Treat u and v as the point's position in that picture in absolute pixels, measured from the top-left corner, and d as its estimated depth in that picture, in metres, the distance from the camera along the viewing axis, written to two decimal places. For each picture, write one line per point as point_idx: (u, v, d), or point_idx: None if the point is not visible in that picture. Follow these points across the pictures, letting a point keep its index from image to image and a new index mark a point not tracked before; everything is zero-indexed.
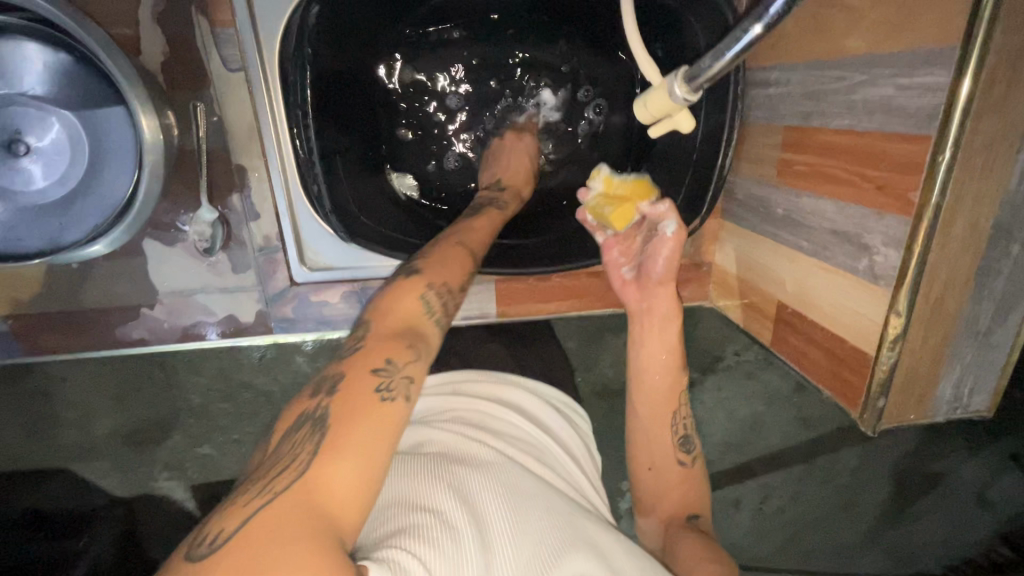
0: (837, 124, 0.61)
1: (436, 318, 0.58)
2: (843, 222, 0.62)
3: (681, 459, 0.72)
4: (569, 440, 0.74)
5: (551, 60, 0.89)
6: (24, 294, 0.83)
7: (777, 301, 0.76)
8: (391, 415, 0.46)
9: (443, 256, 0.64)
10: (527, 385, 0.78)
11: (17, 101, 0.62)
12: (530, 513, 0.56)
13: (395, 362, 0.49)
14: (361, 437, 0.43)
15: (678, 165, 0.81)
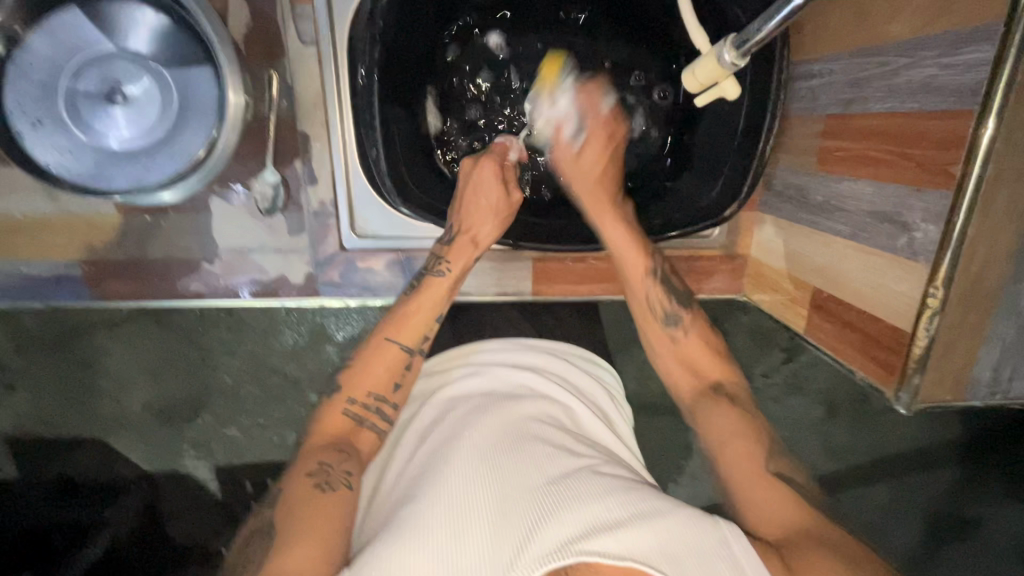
0: (879, 107, 0.63)
1: (380, 407, 0.73)
2: (884, 203, 0.63)
3: (673, 333, 0.79)
4: (591, 394, 0.83)
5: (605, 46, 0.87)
6: (97, 242, 0.90)
7: (814, 288, 0.77)
8: (336, 499, 0.62)
9: (377, 347, 0.75)
10: (554, 349, 0.86)
11: (121, 56, 0.69)
12: (525, 472, 0.64)
13: (330, 461, 0.65)
14: (312, 523, 0.59)
15: (719, 155, 0.83)
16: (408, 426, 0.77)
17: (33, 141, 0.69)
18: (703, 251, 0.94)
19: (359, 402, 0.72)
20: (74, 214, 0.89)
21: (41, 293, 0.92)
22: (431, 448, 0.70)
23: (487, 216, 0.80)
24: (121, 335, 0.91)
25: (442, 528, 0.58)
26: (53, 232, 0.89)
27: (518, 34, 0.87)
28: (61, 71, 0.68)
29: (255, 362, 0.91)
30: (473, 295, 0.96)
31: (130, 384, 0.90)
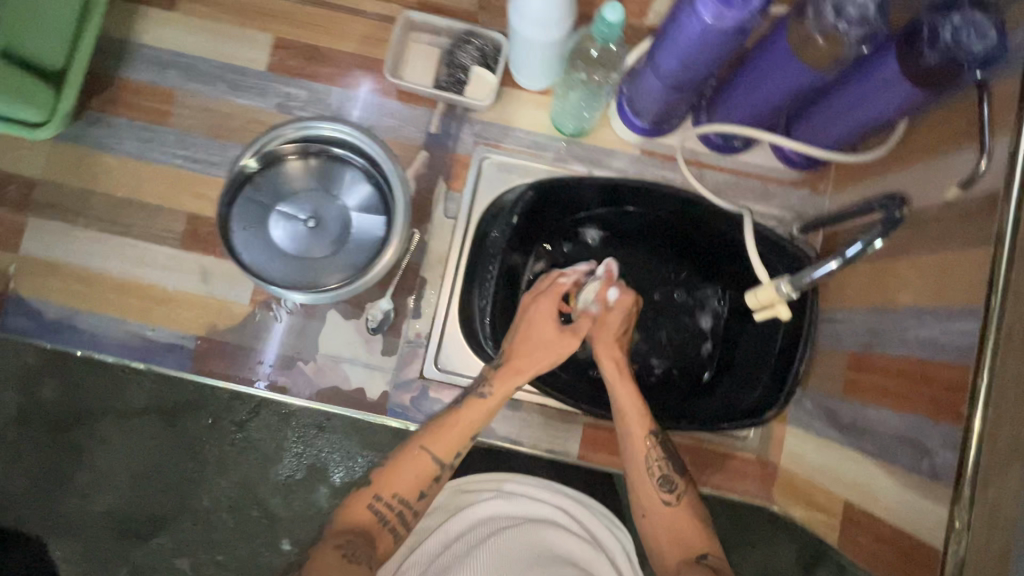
0: (895, 352, 0.80)
1: (402, 513, 0.80)
2: (906, 429, 0.76)
3: (666, 497, 0.82)
4: (602, 540, 0.90)
5: (668, 270, 1.11)
6: (220, 325, 1.04)
7: (843, 500, 0.85)
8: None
9: (412, 455, 0.82)
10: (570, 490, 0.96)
11: (324, 196, 0.96)
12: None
13: (358, 545, 0.74)
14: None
15: (757, 371, 1.00)
16: (432, 535, 0.86)
17: (241, 239, 0.94)
18: (736, 451, 1.04)
19: (384, 501, 0.79)
20: (212, 298, 1.05)
21: (150, 355, 1.04)
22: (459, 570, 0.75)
23: (543, 350, 0.88)
24: (109, 432, 1.05)
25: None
26: (187, 307, 1.05)
27: (611, 252, 1.12)
28: (281, 197, 0.96)
29: (241, 492, 1.04)
30: (523, 447, 1.03)
31: (107, 485, 1.05)
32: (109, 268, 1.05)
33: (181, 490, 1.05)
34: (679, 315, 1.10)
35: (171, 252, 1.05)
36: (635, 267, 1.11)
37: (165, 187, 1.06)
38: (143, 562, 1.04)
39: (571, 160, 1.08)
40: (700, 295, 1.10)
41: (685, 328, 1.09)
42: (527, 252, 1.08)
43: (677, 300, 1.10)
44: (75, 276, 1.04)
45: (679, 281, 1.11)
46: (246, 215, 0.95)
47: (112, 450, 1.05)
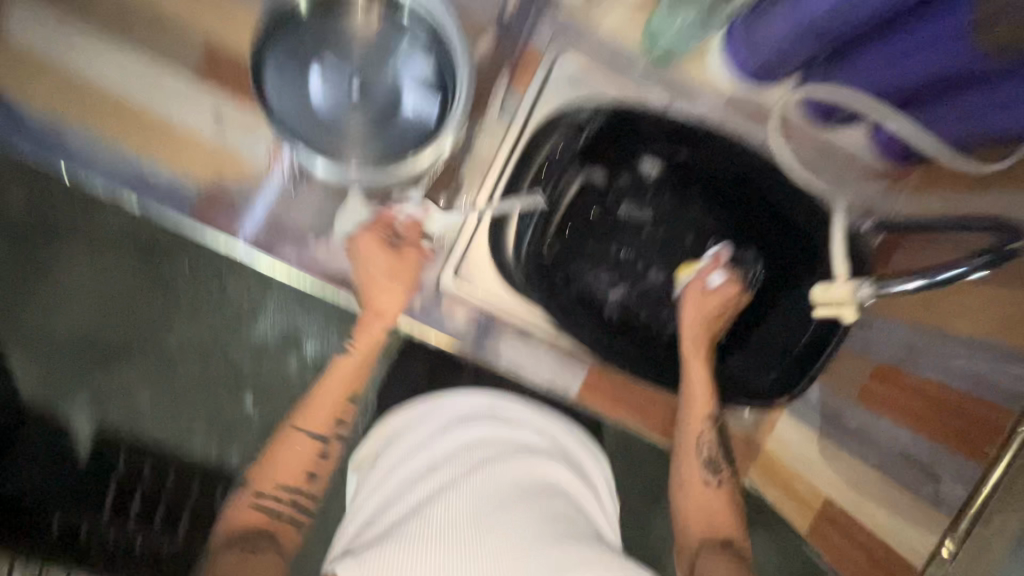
0: (929, 375, 0.78)
1: (294, 501, 0.79)
2: (918, 452, 0.76)
3: (708, 480, 0.89)
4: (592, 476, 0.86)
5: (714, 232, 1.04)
6: (230, 178, 0.96)
7: (824, 496, 0.88)
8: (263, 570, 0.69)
9: (287, 436, 0.83)
10: (560, 420, 0.92)
11: (377, 57, 0.83)
12: (526, 525, 0.64)
13: (258, 543, 0.73)
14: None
15: (773, 356, 0.97)
16: (412, 449, 0.80)
17: (273, 79, 0.81)
18: (730, 427, 1.01)
19: (270, 497, 0.78)
20: (225, 147, 0.95)
21: (146, 192, 0.95)
22: (428, 483, 0.72)
23: (394, 287, 0.92)
24: (74, 252, 0.96)
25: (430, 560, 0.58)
26: (195, 149, 0.94)
27: (664, 188, 0.98)
28: (329, 43, 0.82)
29: (211, 341, 0.99)
30: (524, 374, 1.01)
31: (72, 304, 0.97)
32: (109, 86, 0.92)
33: (152, 329, 0.98)
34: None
35: (184, 85, 0.93)
36: None
37: (185, 7, 0.91)
38: (97, 394, 0.98)
39: (652, 88, 0.97)
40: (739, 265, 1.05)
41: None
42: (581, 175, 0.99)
43: (715, 257, 1.01)
44: (68, 86, 0.91)
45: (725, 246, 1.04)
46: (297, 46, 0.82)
47: (79, 271, 0.96)
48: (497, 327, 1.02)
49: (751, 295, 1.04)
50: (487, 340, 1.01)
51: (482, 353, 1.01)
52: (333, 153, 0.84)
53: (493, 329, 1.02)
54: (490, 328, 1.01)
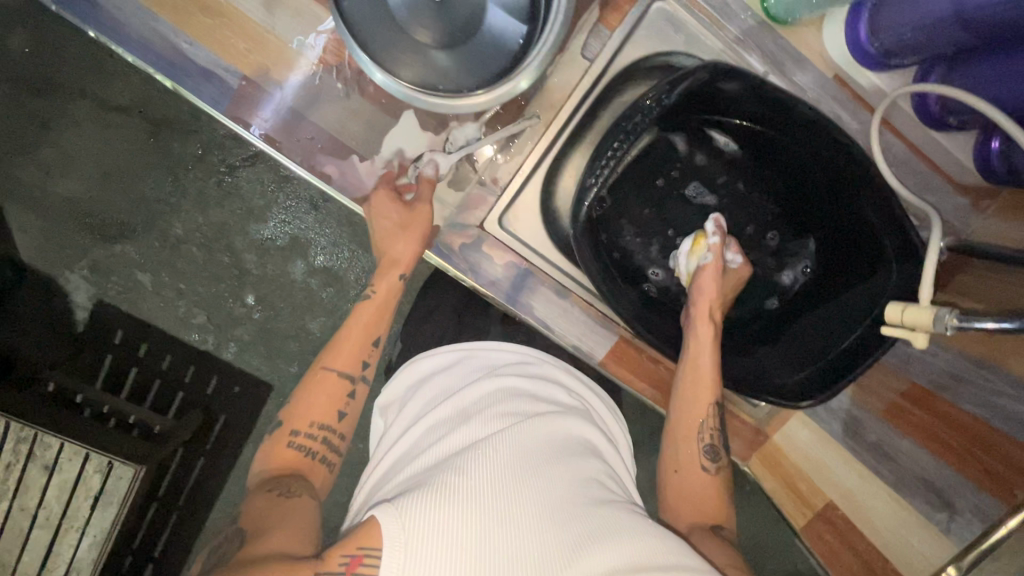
0: (967, 406, 0.76)
1: (326, 437, 0.76)
2: (936, 478, 0.78)
3: (707, 466, 0.84)
4: (618, 440, 0.87)
5: (773, 220, 1.01)
6: (273, 73, 0.86)
7: (827, 497, 0.93)
8: (300, 504, 0.65)
9: (318, 377, 0.78)
10: (590, 383, 0.92)
11: None
12: (563, 483, 0.65)
13: (292, 480, 0.69)
14: (283, 523, 0.62)
15: (809, 357, 0.93)
16: (443, 396, 0.79)
17: None
18: (739, 412, 1.00)
19: (305, 432, 0.74)
20: (272, 35, 0.84)
21: (184, 76, 0.86)
22: (462, 428, 0.72)
23: (406, 241, 0.84)
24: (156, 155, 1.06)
25: (474, 505, 0.58)
26: (238, 32, 0.83)
27: (732, 171, 1.00)
28: None
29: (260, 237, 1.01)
30: (554, 331, 0.98)
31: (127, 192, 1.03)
32: None
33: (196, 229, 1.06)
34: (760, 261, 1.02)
35: None
36: (745, 202, 1.01)
37: None
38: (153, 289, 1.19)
39: (751, 49, 0.91)
40: (788, 260, 1.02)
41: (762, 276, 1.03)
42: (662, 134, 0.96)
43: (771, 246, 1.02)
44: None
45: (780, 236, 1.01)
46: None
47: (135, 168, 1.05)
48: (535, 281, 0.97)
49: (794, 291, 1.01)
50: (523, 293, 0.97)
51: (514, 304, 0.96)
52: (398, 65, 0.75)
53: (529, 281, 0.97)
54: (528, 281, 0.96)
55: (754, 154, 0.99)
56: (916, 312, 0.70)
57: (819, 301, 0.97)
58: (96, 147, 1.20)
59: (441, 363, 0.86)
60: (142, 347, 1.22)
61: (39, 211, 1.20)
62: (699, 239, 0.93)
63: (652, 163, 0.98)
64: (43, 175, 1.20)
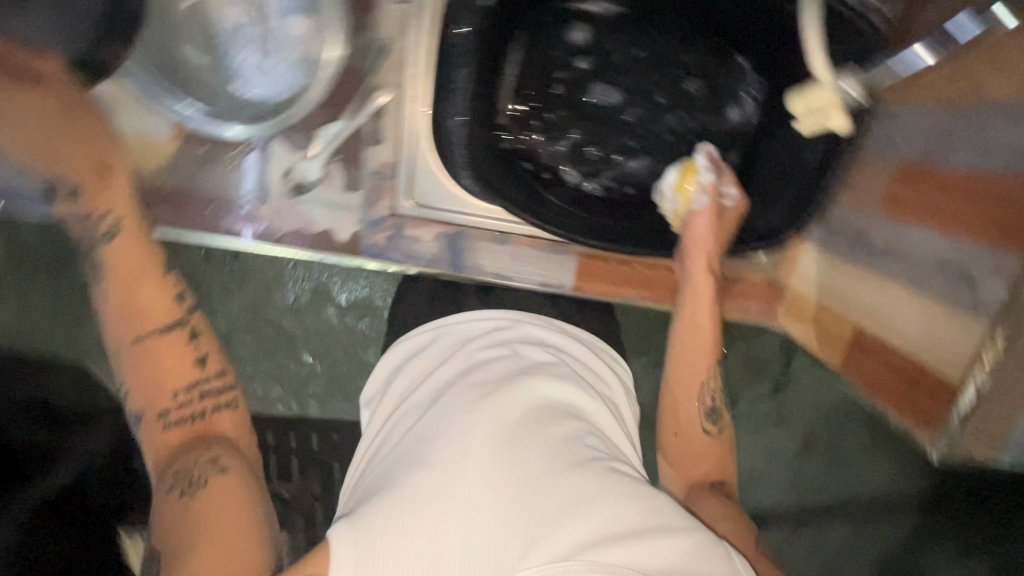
0: (960, 162, 0.65)
1: (206, 396, 0.68)
2: (950, 255, 0.65)
3: (708, 429, 0.78)
4: (610, 391, 0.81)
5: (689, 55, 0.88)
6: (145, 167, 0.86)
7: (853, 325, 0.79)
8: (223, 487, 0.59)
9: (140, 352, 0.69)
10: (580, 337, 0.84)
11: None
12: (539, 454, 0.60)
13: (193, 462, 0.61)
14: (206, 522, 0.56)
15: (783, 181, 0.85)
16: (420, 381, 0.75)
17: None
18: (745, 273, 0.93)
19: (178, 414, 0.66)
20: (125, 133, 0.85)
21: None
22: (431, 412, 0.67)
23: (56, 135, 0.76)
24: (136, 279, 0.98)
25: (438, 497, 0.54)
26: None
27: (612, 34, 0.88)
28: None
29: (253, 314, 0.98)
30: (513, 280, 0.93)
31: None
32: None
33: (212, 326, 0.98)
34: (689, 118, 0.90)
35: None
36: (649, 56, 0.88)
37: None
38: None
39: None
40: (730, 85, 0.89)
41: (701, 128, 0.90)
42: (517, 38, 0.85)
43: (699, 91, 0.89)
44: None
45: (704, 66, 0.88)
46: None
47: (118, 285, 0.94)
48: (471, 241, 0.94)
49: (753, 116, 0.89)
50: (466, 256, 0.94)
51: (462, 270, 0.94)
52: None
53: (466, 243, 0.94)
54: (464, 244, 0.94)
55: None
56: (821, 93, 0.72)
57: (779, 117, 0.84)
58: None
59: (413, 347, 0.81)
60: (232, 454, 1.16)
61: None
62: (689, 175, 0.81)
63: (529, 75, 0.88)
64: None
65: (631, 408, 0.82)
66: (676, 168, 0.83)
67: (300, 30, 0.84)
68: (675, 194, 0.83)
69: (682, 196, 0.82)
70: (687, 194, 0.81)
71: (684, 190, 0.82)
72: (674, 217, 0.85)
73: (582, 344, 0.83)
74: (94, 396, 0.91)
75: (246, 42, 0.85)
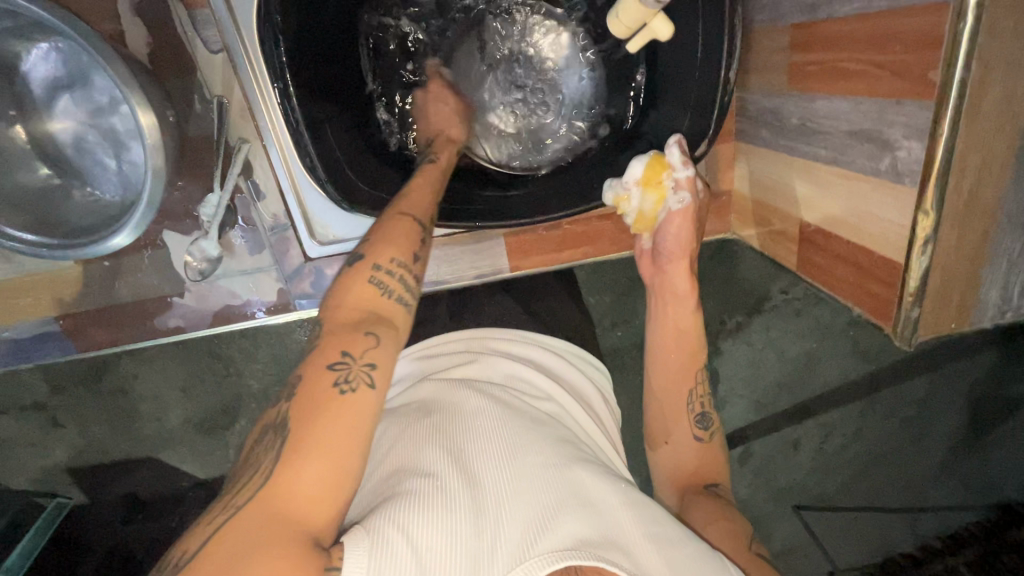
0: (844, 10, 0.56)
1: (402, 277, 0.58)
2: (861, 121, 0.56)
3: (697, 435, 0.74)
4: (587, 396, 0.72)
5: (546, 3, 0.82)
6: (67, 296, 0.89)
7: (800, 221, 0.71)
8: (355, 405, 0.48)
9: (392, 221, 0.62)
10: (551, 344, 0.75)
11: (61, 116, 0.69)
12: (542, 461, 0.55)
13: (359, 347, 0.51)
14: (325, 435, 0.46)
15: (683, 86, 0.76)
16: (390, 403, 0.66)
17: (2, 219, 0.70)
18: None
19: (385, 273, 0.57)
20: (33, 273, 0.87)
21: (28, 353, 0.92)
22: (418, 421, 0.58)
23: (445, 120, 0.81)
24: (132, 366, 0.93)
25: (446, 512, 0.47)
26: (17, 294, 0.88)
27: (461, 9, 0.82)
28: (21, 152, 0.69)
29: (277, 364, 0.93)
30: (449, 281, 0.92)
31: (165, 401, 0.94)
32: None
33: (229, 385, 0.94)
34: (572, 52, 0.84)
35: None
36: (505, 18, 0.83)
37: None
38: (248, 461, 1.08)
39: None
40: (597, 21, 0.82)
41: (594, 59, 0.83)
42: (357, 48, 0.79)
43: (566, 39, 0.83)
44: None
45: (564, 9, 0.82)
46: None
47: (149, 375, 0.94)
48: None
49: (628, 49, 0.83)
50: None
51: None
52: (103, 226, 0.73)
53: None
54: None
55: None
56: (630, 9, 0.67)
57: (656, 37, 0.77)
58: (177, 374, 0.94)
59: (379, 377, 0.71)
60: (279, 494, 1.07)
61: (180, 450, 0.97)
62: (660, 171, 0.73)
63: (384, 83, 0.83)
64: (155, 426, 0.96)
65: (611, 413, 0.74)
66: (641, 161, 0.74)
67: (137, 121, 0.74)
68: (638, 192, 0.75)
69: (648, 193, 0.74)
70: (657, 187, 0.73)
71: (653, 186, 0.73)
72: (638, 215, 0.77)
73: (550, 350, 0.74)
74: (175, 484, 0.97)
75: (96, 147, 0.77)
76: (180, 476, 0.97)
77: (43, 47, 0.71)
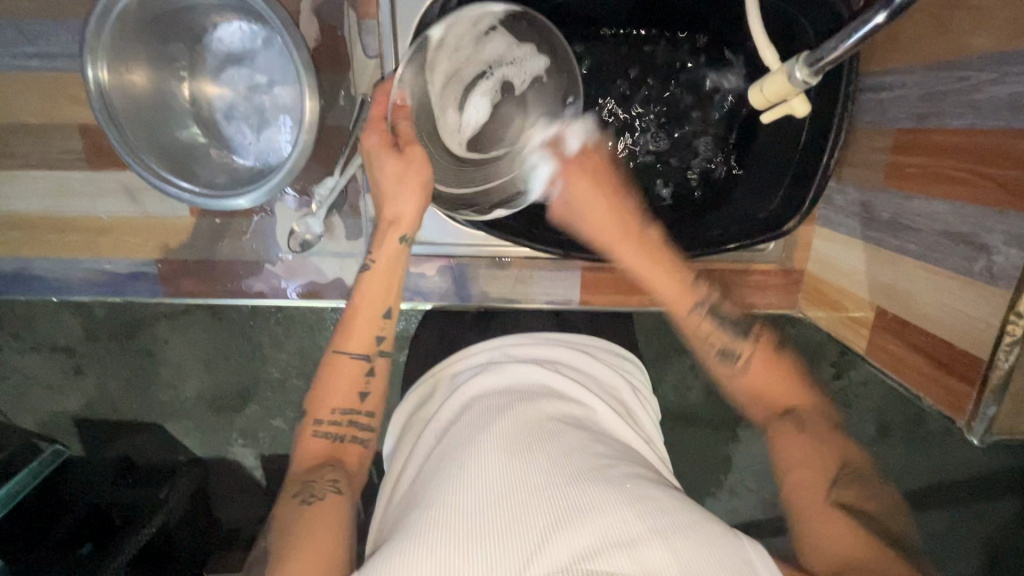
0: (957, 123, 0.61)
1: (360, 418, 0.70)
2: (960, 223, 0.61)
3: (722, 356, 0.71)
4: (622, 396, 0.78)
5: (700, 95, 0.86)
6: (172, 243, 0.95)
7: (875, 308, 0.75)
8: (325, 509, 0.60)
9: (331, 363, 0.72)
10: (571, 343, 0.82)
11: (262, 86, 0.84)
12: (537, 474, 0.59)
13: (314, 481, 0.63)
14: (306, 534, 0.57)
15: (778, 163, 0.82)
16: (428, 424, 0.73)
17: (168, 166, 0.81)
18: (758, 264, 0.90)
19: (329, 420, 0.69)
20: (150, 216, 0.94)
21: (120, 288, 0.98)
22: (440, 450, 0.66)
23: (408, 195, 0.70)
24: (165, 332, 1.01)
25: (447, 536, 0.53)
26: (131, 232, 0.95)
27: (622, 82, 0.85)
28: (234, 108, 0.85)
29: (301, 359, 1.01)
30: (519, 301, 0.98)
31: (187, 374, 1.03)
32: (33, 209, 0.94)
33: (251, 369, 1.02)
34: (685, 77, 0.85)
35: (84, 175, 0.92)
36: (654, 101, 0.86)
37: (37, 97, 0.88)
38: (244, 430, 1.07)
39: None
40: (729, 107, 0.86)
41: (710, 105, 0.86)
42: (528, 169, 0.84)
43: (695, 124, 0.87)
44: (7, 224, 0.95)
45: (711, 100, 0.86)
46: (143, 132, 0.79)
47: (179, 345, 1.01)
48: (475, 269, 0.97)
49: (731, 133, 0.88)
50: (471, 285, 0.97)
51: (467, 299, 0.98)
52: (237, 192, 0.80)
53: (468, 272, 0.97)
54: (467, 274, 0.96)
55: (645, 51, 0.84)
56: (773, 83, 0.70)
57: (767, 126, 0.82)
58: (205, 347, 1.01)
59: (419, 398, 0.79)
60: (261, 472, 1.09)
61: (187, 422, 1.06)
62: None
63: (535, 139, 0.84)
64: (169, 395, 1.04)
65: (649, 412, 0.80)
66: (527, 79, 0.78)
67: (291, 102, 0.84)
68: None
69: None
70: None
71: None
72: None
73: (574, 347, 0.81)
74: (173, 454, 1.08)
75: (242, 117, 0.86)
76: (180, 449, 1.08)
77: (229, 25, 0.82)
